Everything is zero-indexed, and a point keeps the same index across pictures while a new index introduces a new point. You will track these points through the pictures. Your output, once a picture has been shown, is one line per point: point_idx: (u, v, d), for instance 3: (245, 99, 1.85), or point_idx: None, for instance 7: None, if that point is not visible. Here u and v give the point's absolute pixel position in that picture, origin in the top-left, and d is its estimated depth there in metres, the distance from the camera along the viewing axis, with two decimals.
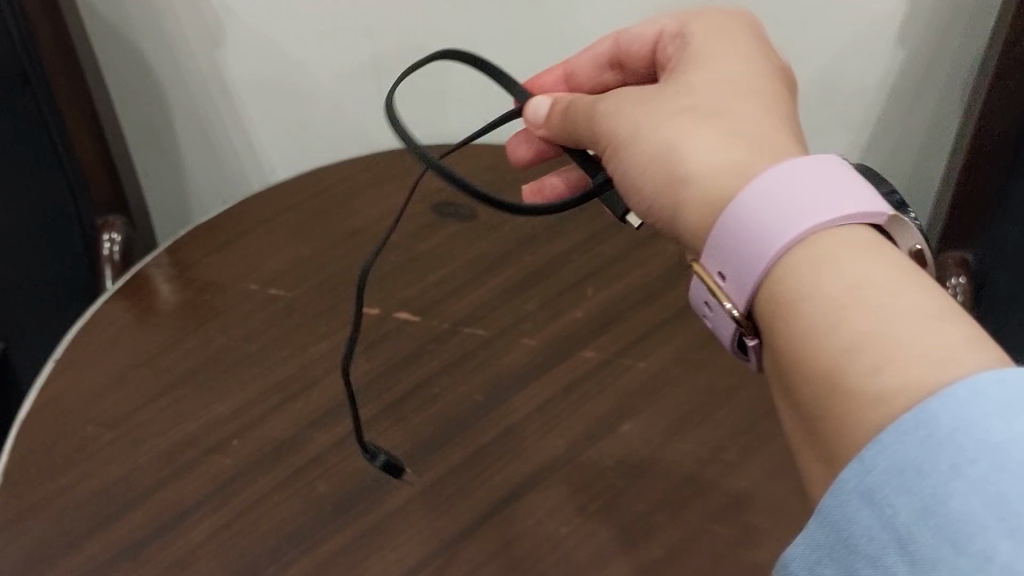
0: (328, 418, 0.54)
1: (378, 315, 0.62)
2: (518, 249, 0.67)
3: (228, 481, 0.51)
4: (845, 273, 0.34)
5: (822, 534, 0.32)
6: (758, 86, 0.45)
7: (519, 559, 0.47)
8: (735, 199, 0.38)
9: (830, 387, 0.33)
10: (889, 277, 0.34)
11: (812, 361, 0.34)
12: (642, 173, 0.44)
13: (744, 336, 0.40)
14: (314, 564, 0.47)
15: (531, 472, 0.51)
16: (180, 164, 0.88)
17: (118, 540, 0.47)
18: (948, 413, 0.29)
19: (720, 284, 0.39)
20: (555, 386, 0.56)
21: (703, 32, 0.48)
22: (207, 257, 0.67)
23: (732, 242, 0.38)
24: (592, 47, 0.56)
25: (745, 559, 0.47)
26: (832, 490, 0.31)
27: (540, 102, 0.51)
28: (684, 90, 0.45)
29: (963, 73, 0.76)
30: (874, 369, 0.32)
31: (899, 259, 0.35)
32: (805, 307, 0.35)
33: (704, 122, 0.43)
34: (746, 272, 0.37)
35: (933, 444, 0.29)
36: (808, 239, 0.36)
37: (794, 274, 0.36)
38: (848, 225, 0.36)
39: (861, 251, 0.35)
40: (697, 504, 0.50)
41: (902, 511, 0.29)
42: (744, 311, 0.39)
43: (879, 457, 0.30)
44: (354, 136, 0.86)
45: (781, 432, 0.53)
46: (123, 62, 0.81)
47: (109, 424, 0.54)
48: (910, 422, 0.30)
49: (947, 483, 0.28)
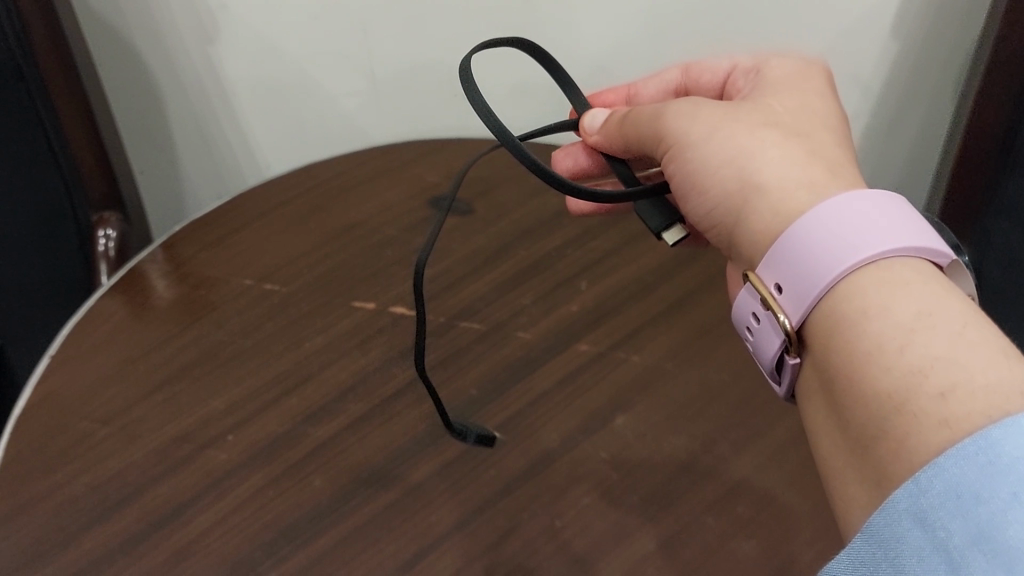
0: (323, 412, 0.55)
1: (375, 309, 0.62)
2: (515, 243, 0.67)
3: (224, 476, 0.51)
4: (916, 302, 0.35)
5: (867, 552, 0.31)
6: (834, 120, 0.45)
7: (513, 552, 0.47)
8: (810, 213, 0.39)
9: (888, 407, 0.33)
10: (956, 313, 0.34)
11: (869, 381, 0.34)
12: (707, 179, 0.44)
13: (786, 353, 0.40)
14: (309, 556, 0.47)
15: (526, 466, 0.51)
16: (175, 162, 0.90)
17: (114, 535, 0.48)
18: (1012, 442, 0.29)
19: (775, 295, 0.39)
20: (550, 380, 0.56)
21: (780, 66, 0.49)
22: (203, 252, 0.67)
23: (798, 254, 0.38)
24: (661, 77, 0.58)
25: (742, 549, 0.47)
26: (884, 509, 0.31)
27: (600, 113, 0.53)
28: (762, 109, 0.45)
29: (957, 63, 0.75)
30: (941, 392, 0.32)
31: (966, 300, 0.35)
32: (869, 328, 0.35)
33: (782, 139, 0.43)
34: (809, 283, 0.38)
35: (994, 471, 0.29)
36: (887, 261, 0.36)
37: (861, 293, 0.36)
38: (918, 257, 0.37)
39: (929, 285, 0.35)
40: (693, 496, 0.49)
41: (955, 534, 0.29)
42: (797, 325, 0.38)
43: (935, 479, 0.30)
44: (350, 136, 0.87)
45: (776, 424, 0.53)
46: (116, 62, 0.82)
47: (105, 419, 0.54)
48: (970, 446, 0.30)
49: (1006, 511, 0.28)
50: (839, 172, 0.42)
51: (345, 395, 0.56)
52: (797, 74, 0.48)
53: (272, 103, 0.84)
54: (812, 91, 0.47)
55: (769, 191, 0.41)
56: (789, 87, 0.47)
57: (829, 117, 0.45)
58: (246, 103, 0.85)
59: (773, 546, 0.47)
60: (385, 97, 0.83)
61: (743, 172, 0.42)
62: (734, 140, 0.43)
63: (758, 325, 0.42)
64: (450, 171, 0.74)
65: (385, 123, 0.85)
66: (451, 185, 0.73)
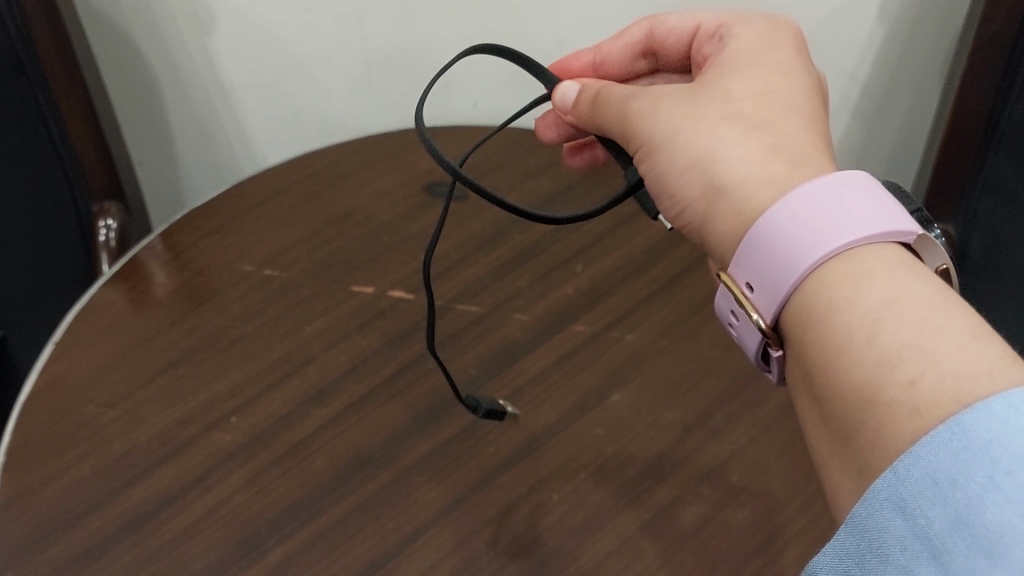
0: (325, 393, 0.56)
1: (373, 294, 0.63)
2: (510, 227, 0.68)
3: (228, 457, 0.52)
4: (882, 289, 0.35)
5: (851, 542, 0.32)
6: (795, 99, 0.45)
7: (513, 526, 0.48)
8: (772, 211, 0.39)
9: (863, 397, 0.33)
10: (922, 295, 0.35)
11: (841, 371, 0.35)
12: (675, 180, 0.45)
13: (769, 348, 0.40)
14: (313, 534, 0.48)
15: (524, 443, 0.52)
16: (174, 153, 0.91)
17: (121, 516, 0.49)
18: (982, 425, 0.30)
19: (748, 295, 0.40)
20: (546, 359, 0.57)
21: (743, 41, 0.49)
22: (202, 240, 0.68)
23: (766, 252, 0.39)
24: (623, 37, 0.57)
25: (733, 519, 0.48)
26: (864, 500, 0.32)
27: (568, 88, 0.53)
28: (722, 98, 0.45)
29: (942, 51, 0.77)
30: (911, 379, 0.32)
31: (932, 278, 0.36)
32: (839, 320, 0.35)
33: (741, 134, 0.43)
34: (778, 282, 0.38)
35: (969, 456, 0.30)
36: (850, 252, 0.36)
37: (828, 286, 0.36)
38: (881, 241, 0.37)
39: (894, 270, 0.36)
40: (685, 468, 0.51)
41: (935, 521, 0.30)
42: (772, 323, 0.39)
43: (912, 468, 0.31)
44: (343, 125, 0.88)
45: (767, 399, 0.54)
46: (114, 52, 0.83)
47: (109, 404, 0.55)
48: (944, 433, 0.30)
49: (981, 495, 0.29)
50: (804, 163, 0.41)
51: (347, 375, 0.57)
52: (765, 50, 0.48)
53: (267, 94, 0.86)
54: (773, 68, 0.46)
55: (731, 193, 0.42)
56: (750, 66, 0.47)
57: (790, 96, 0.45)
58: (241, 93, 0.85)
59: (765, 515, 0.48)
60: (379, 87, 0.84)
61: (707, 175, 0.43)
62: (697, 141, 0.44)
63: (738, 322, 0.43)
64: (445, 158, 0.76)
65: (380, 113, 0.87)
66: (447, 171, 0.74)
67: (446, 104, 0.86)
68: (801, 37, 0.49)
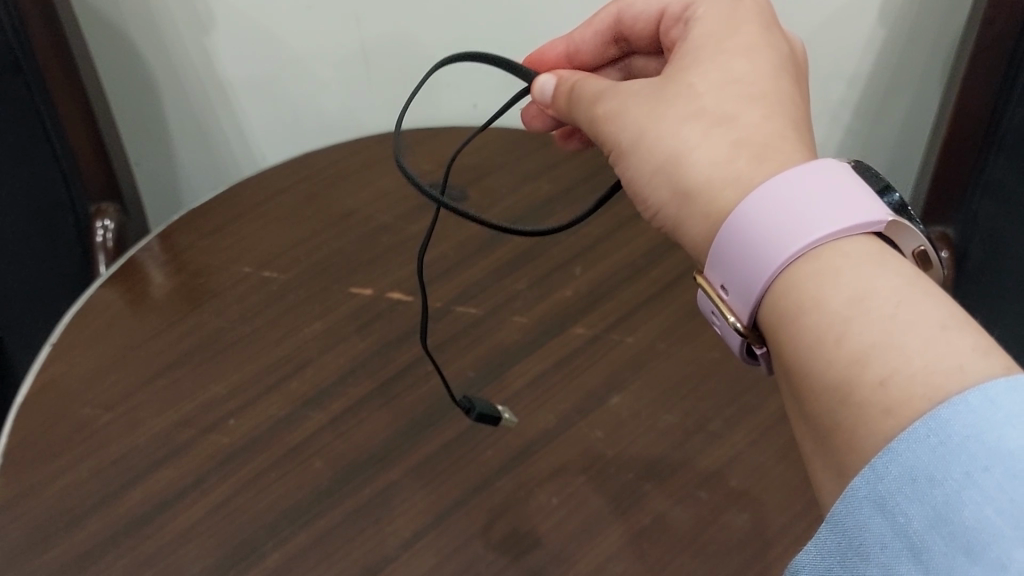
0: (324, 396, 0.56)
1: (371, 296, 0.63)
2: (509, 229, 0.68)
3: (226, 459, 0.52)
4: (849, 284, 0.33)
5: (832, 540, 0.31)
6: (762, 83, 0.42)
7: (512, 529, 0.48)
8: (737, 212, 0.37)
9: (834, 399, 0.32)
10: (891, 287, 0.32)
11: (813, 376, 0.33)
12: (648, 183, 0.43)
13: (753, 346, 0.39)
14: (311, 537, 0.48)
15: (523, 446, 0.52)
16: (172, 153, 0.91)
17: (119, 518, 0.48)
18: (959, 419, 0.29)
19: (724, 297, 0.39)
20: (545, 362, 0.57)
21: (706, 21, 0.46)
22: (200, 241, 0.68)
23: (735, 254, 0.37)
24: (592, 25, 0.55)
25: (732, 523, 0.48)
26: (843, 497, 0.30)
27: (545, 82, 0.52)
28: (686, 92, 0.43)
29: (943, 53, 0.77)
30: (880, 380, 0.30)
31: (904, 267, 0.34)
32: (808, 320, 0.34)
33: (705, 131, 0.41)
34: (747, 285, 0.37)
35: (946, 452, 0.28)
36: (813, 251, 0.35)
37: (795, 286, 0.35)
38: (847, 236, 0.35)
39: (863, 263, 0.34)
40: (685, 471, 0.51)
41: (914, 519, 0.28)
42: (749, 324, 0.38)
43: (890, 464, 0.29)
44: (342, 125, 0.88)
45: (767, 403, 0.54)
46: (112, 53, 0.82)
47: (107, 406, 0.55)
48: (921, 428, 0.29)
49: (959, 492, 0.28)
50: (769, 156, 0.39)
51: (345, 378, 0.57)
52: (725, 30, 0.45)
53: (265, 93, 0.85)
54: (736, 52, 0.44)
55: (698, 197, 0.40)
56: (713, 51, 0.44)
57: (758, 80, 0.42)
58: (239, 91, 0.85)
59: (765, 519, 0.48)
60: (379, 87, 0.84)
61: (674, 180, 0.41)
62: (664, 144, 0.42)
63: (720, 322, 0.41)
64: (443, 159, 0.75)
65: (378, 111, 0.86)
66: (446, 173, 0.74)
67: (445, 105, 0.85)
68: (767, 9, 0.46)
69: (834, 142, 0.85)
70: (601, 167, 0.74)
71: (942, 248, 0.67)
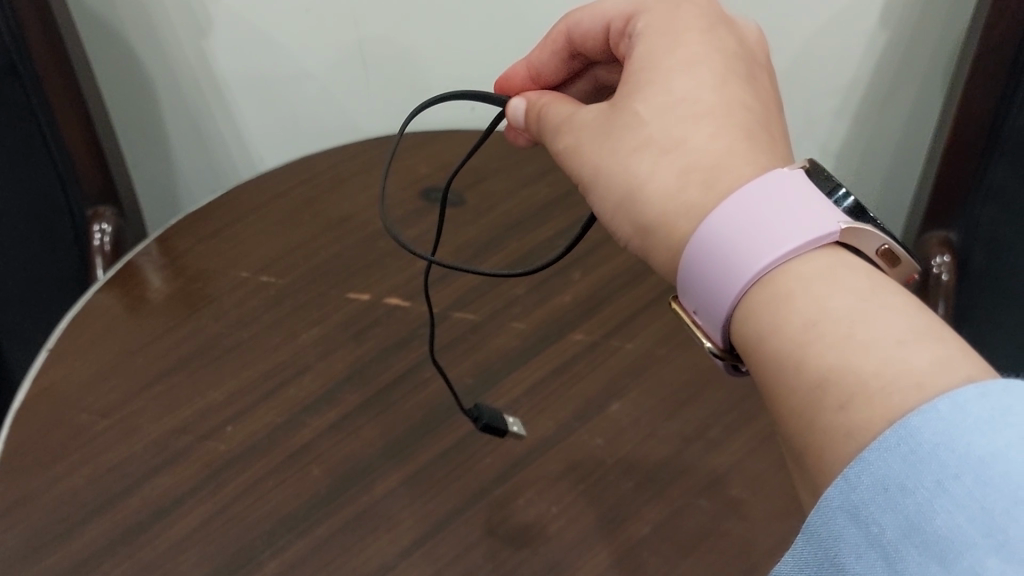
0: (321, 402, 0.55)
1: (369, 301, 0.62)
2: (508, 233, 0.68)
3: (223, 467, 0.51)
4: (806, 306, 0.33)
5: (809, 550, 0.30)
6: (709, 102, 0.41)
7: (510, 538, 0.48)
8: (695, 239, 0.37)
9: (803, 421, 0.32)
10: (848, 303, 0.32)
11: (784, 401, 0.33)
12: (611, 217, 0.43)
13: (735, 364, 0.39)
14: (308, 545, 0.47)
15: (522, 454, 0.52)
16: (170, 156, 0.90)
17: (115, 527, 0.48)
18: (926, 429, 0.28)
19: (696, 321, 0.39)
20: (545, 368, 0.57)
21: (649, 35, 0.44)
22: (198, 245, 0.67)
23: (697, 282, 0.37)
24: (547, 44, 0.52)
25: (732, 532, 0.47)
26: (818, 507, 0.30)
27: (515, 106, 0.51)
28: (633, 121, 0.41)
29: (944, 57, 0.76)
30: (840, 403, 0.30)
31: (860, 280, 0.33)
32: (770, 346, 0.34)
33: (657, 166, 0.40)
34: (713, 312, 0.37)
35: (915, 462, 0.28)
36: (768, 276, 0.35)
37: (756, 311, 0.35)
38: (799, 256, 0.35)
39: (819, 280, 0.34)
40: (685, 479, 0.50)
41: (887, 529, 0.28)
42: (723, 346, 0.38)
43: (862, 475, 0.29)
44: (341, 129, 0.87)
45: (767, 410, 0.54)
46: (110, 55, 0.82)
47: (104, 412, 0.54)
48: (891, 439, 0.28)
49: (930, 501, 0.27)
50: (719, 181, 0.38)
51: (343, 384, 0.56)
52: (668, 36, 0.43)
53: (263, 96, 0.85)
54: (682, 65, 0.42)
55: (658, 233, 0.40)
56: (659, 66, 0.42)
57: (705, 101, 0.41)
58: (237, 95, 0.85)
59: (765, 528, 0.48)
60: (378, 90, 0.84)
61: (634, 217, 0.41)
62: (619, 181, 0.41)
63: None
64: (442, 162, 0.75)
65: (377, 114, 0.86)
66: (445, 176, 0.74)
67: (444, 109, 0.85)
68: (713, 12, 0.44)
69: (835, 145, 0.84)
70: None
71: (944, 254, 0.67)
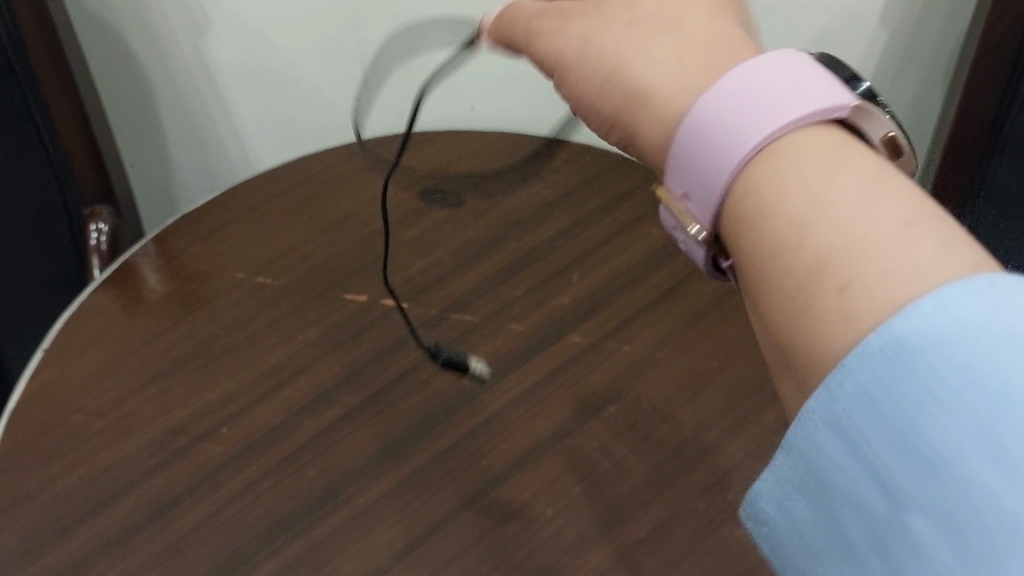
0: (317, 404, 0.55)
1: (366, 302, 0.62)
2: (506, 234, 0.68)
3: (218, 468, 0.51)
4: (806, 188, 0.30)
5: (789, 466, 0.29)
6: (710, 1, 0.40)
7: (506, 540, 0.47)
8: (691, 115, 0.35)
9: (791, 313, 0.29)
10: (846, 189, 0.30)
11: (771, 293, 0.30)
12: (600, 105, 0.40)
13: (717, 257, 0.37)
14: (304, 547, 0.47)
15: (518, 456, 0.52)
16: (168, 156, 0.90)
17: (109, 528, 0.48)
18: (916, 331, 0.26)
19: (685, 207, 0.36)
20: (542, 371, 0.57)
21: None
22: (194, 246, 0.67)
23: (695, 161, 0.34)
24: None
25: (729, 535, 0.47)
26: (798, 420, 0.28)
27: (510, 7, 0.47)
28: (636, 19, 0.40)
29: (945, 58, 0.76)
30: (839, 287, 0.28)
31: (860, 166, 0.31)
32: (764, 229, 0.31)
33: (661, 50, 0.38)
34: (708, 192, 0.34)
35: (905, 367, 0.26)
36: (767, 150, 0.32)
37: (755, 194, 0.32)
38: (801, 128, 0.32)
39: (820, 166, 0.31)
40: (683, 481, 0.50)
41: (873, 444, 0.26)
42: (711, 232, 0.35)
43: (846, 381, 0.27)
44: (340, 131, 0.87)
45: (765, 412, 0.54)
46: (109, 56, 0.82)
47: (99, 413, 0.54)
48: (877, 343, 0.26)
49: (919, 412, 0.25)
50: (718, 66, 0.36)
51: (340, 386, 0.56)
52: None
53: (261, 95, 0.85)
54: None
55: (653, 108, 0.37)
56: None
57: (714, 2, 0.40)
58: (235, 95, 0.85)
59: None
60: (377, 92, 0.84)
61: (628, 99, 0.38)
62: (627, 71, 0.39)
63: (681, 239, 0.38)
64: (440, 163, 0.75)
65: (375, 115, 0.85)
66: (443, 177, 0.73)
67: (443, 110, 0.85)
68: None
69: None
70: (600, 172, 0.73)
71: None
